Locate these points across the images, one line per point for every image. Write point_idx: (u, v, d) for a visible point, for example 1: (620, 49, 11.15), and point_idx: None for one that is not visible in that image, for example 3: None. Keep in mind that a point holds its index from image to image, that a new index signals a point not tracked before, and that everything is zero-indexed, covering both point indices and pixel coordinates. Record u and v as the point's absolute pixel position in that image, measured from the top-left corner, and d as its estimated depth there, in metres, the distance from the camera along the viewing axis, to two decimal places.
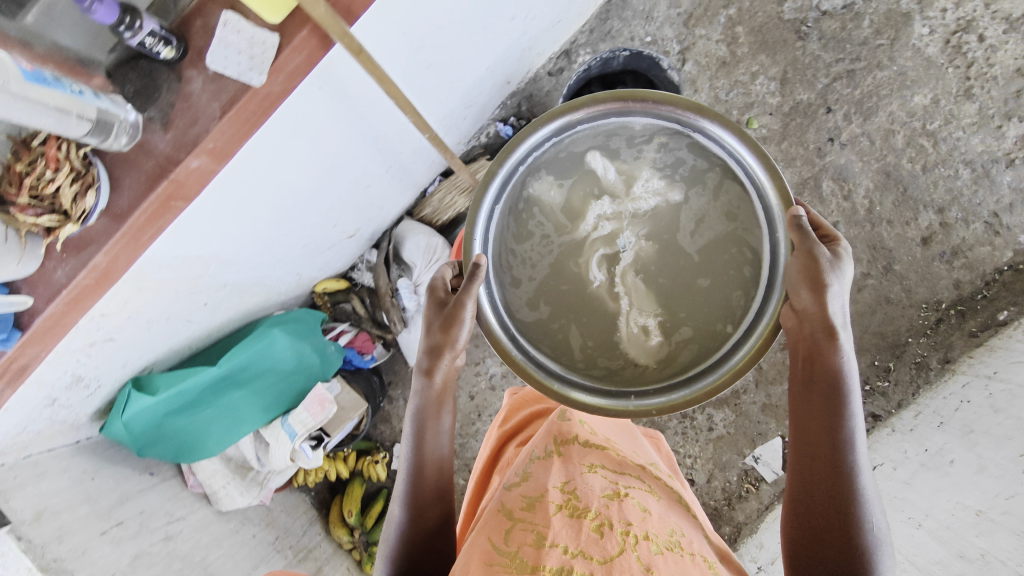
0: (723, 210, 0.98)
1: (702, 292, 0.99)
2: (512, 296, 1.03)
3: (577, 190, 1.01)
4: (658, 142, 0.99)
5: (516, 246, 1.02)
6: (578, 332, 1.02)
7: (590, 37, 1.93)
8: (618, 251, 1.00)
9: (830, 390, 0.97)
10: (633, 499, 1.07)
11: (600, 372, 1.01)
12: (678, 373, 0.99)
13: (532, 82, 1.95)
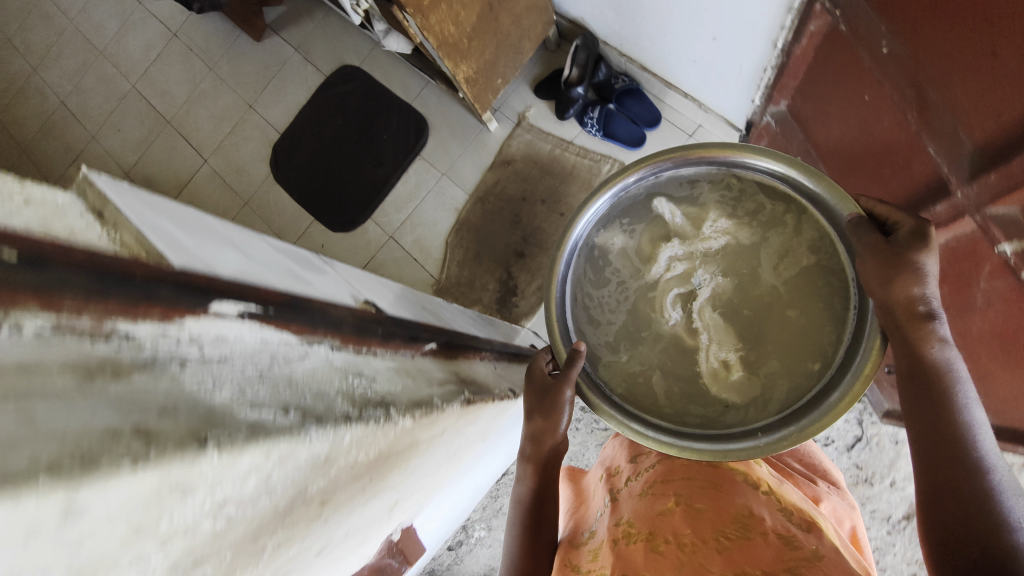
0: (808, 245, 0.88)
1: (778, 325, 0.87)
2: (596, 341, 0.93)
3: (648, 236, 0.95)
4: (733, 188, 0.93)
5: (598, 285, 0.96)
6: (662, 379, 0.89)
7: (484, 510, 1.79)
8: (692, 289, 0.90)
9: (913, 372, 0.71)
10: (692, 504, 0.84)
11: (695, 421, 0.86)
12: (763, 411, 0.84)
13: (431, 556, 1.79)
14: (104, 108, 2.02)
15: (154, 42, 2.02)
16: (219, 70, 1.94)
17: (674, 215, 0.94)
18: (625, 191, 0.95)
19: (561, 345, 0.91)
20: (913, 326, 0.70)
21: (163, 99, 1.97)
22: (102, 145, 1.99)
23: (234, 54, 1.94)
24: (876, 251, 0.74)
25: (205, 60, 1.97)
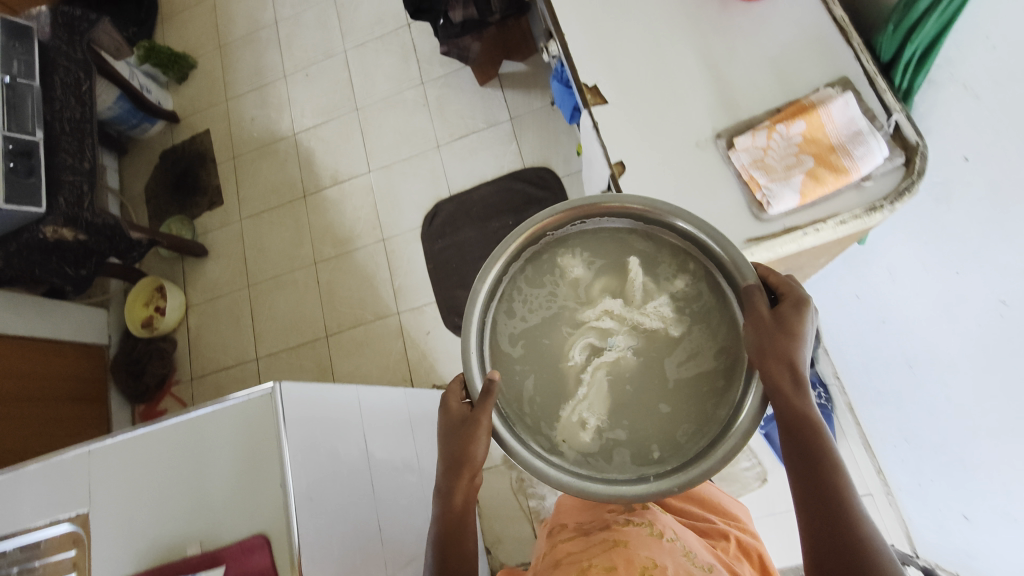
0: (724, 351, 0.53)
1: (649, 422, 0.52)
2: (490, 338, 0.55)
3: (604, 270, 0.57)
4: (687, 270, 0.56)
5: (517, 292, 0.57)
6: (534, 389, 0.54)
7: None
8: (605, 347, 0.54)
9: (786, 429, 0.48)
10: (604, 563, 0.58)
11: (546, 447, 0.52)
12: (615, 476, 0.50)
13: None
14: (309, 51, 1.72)
15: (388, 17, 1.67)
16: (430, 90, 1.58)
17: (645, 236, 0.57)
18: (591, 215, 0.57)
19: (473, 377, 0.53)
20: (781, 386, 0.48)
21: (363, 83, 1.64)
22: (287, 91, 1.71)
23: (456, 82, 1.56)
24: (757, 325, 0.49)
25: (421, 70, 1.59)
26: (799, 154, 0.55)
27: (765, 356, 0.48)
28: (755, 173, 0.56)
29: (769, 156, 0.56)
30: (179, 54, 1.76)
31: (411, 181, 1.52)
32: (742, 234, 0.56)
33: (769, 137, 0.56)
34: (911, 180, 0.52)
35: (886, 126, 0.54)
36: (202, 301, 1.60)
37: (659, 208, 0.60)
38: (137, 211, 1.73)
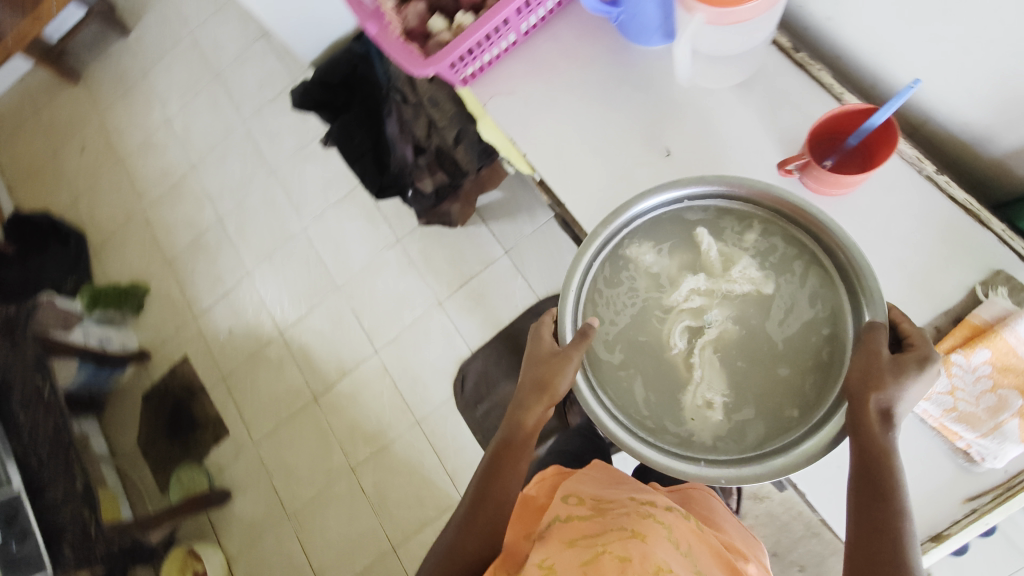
0: (813, 299, 0.53)
1: (764, 383, 0.52)
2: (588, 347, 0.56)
3: (678, 253, 0.56)
4: (765, 233, 0.55)
5: (604, 292, 0.57)
6: (647, 390, 0.54)
7: None
8: (705, 326, 0.54)
9: (859, 465, 0.44)
10: (618, 554, 0.50)
11: (675, 442, 0.52)
12: (751, 450, 0.51)
13: None
14: (265, 240, 1.59)
15: (337, 180, 1.55)
16: (410, 245, 1.46)
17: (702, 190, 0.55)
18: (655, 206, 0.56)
19: (567, 332, 0.55)
20: (868, 425, 0.43)
21: (337, 257, 1.51)
22: (257, 287, 1.58)
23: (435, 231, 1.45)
24: (868, 358, 0.44)
25: (393, 228, 1.48)
26: (996, 389, 0.46)
27: (871, 360, 0.44)
28: (954, 426, 0.46)
29: (960, 399, 0.46)
30: (127, 287, 1.63)
31: (425, 348, 1.41)
32: (959, 494, 0.47)
33: (949, 375, 0.47)
34: None
35: None
36: (242, 549, 1.43)
37: None
38: (137, 470, 1.56)
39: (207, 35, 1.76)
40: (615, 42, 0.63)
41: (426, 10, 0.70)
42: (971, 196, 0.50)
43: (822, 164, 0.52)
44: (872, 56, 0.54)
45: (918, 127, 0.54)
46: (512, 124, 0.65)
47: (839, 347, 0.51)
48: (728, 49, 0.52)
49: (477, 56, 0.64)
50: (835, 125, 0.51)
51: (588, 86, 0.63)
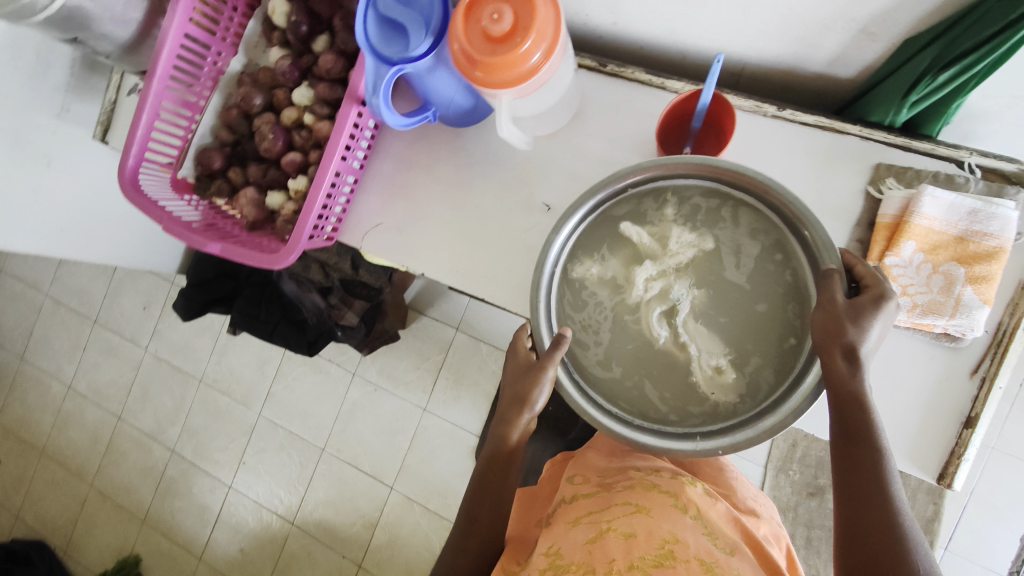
0: (756, 234, 0.48)
1: (755, 324, 0.48)
2: (583, 373, 0.51)
3: (618, 253, 0.51)
4: (683, 199, 0.50)
5: (576, 316, 0.52)
6: (659, 388, 0.49)
7: None
8: (675, 305, 0.49)
9: (836, 409, 0.44)
10: (622, 530, 0.52)
11: (702, 420, 0.47)
12: (768, 398, 0.46)
13: None
14: (228, 445, 1.50)
15: (266, 351, 1.48)
16: (368, 372, 1.40)
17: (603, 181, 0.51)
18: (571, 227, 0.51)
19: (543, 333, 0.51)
20: (834, 368, 0.42)
21: (306, 424, 1.43)
22: (246, 494, 1.47)
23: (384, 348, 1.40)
24: (824, 311, 0.42)
25: (343, 364, 1.42)
26: (938, 268, 0.47)
27: (828, 312, 0.42)
28: (924, 319, 0.47)
29: (914, 293, 0.47)
30: (120, 564, 1.50)
31: (436, 459, 1.34)
32: (963, 370, 0.48)
33: (894, 276, 0.48)
34: None
35: (972, 175, 0.47)
36: None
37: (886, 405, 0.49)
38: None
39: (65, 288, 1.66)
40: (447, 135, 0.63)
41: (259, 190, 0.67)
42: (820, 114, 0.51)
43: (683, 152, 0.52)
44: (666, 39, 0.56)
45: (740, 75, 0.57)
46: (397, 252, 0.65)
47: (800, 268, 0.47)
48: (545, 103, 0.52)
49: (329, 213, 0.62)
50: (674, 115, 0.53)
51: (446, 184, 0.63)
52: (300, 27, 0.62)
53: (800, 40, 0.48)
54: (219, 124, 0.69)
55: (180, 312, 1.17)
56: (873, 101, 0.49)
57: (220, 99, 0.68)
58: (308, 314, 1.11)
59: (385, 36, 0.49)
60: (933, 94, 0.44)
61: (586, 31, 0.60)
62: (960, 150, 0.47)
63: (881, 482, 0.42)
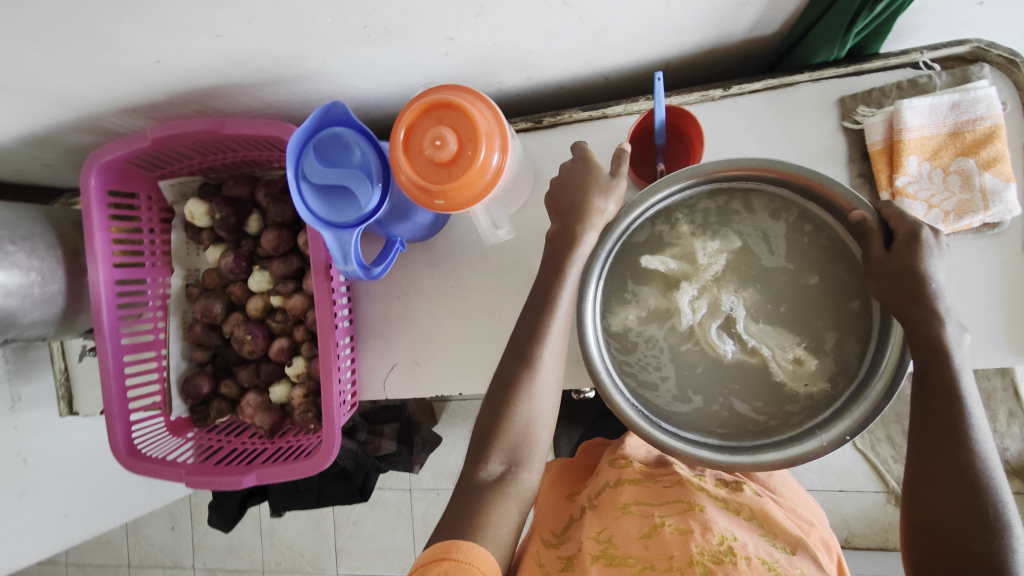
0: (778, 214, 0.46)
1: (811, 302, 0.46)
2: (664, 416, 0.46)
3: (651, 286, 0.48)
4: (691, 205, 0.47)
5: (630, 360, 0.48)
6: (747, 398, 0.46)
7: None
8: (730, 315, 0.47)
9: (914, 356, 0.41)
10: (677, 527, 0.48)
11: (804, 416, 0.44)
12: (863, 367, 0.44)
13: None
14: None
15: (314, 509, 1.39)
16: (424, 481, 1.32)
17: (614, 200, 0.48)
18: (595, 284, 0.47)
19: (620, 400, 0.43)
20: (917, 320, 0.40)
21: (388, 562, 1.34)
22: None
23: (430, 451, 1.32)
24: (881, 271, 0.41)
25: (396, 485, 1.34)
26: (949, 169, 0.46)
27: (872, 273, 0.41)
28: (962, 221, 0.46)
29: (940, 201, 0.46)
30: None
31: None
32: (1016, 248, 0.47)
33: (913, 195, 0.47)
34: (1018, 64, 0.45)
35: (933, 70, 0.47)
36: None
37: (960, 317, 0.48)
38: None
39: (84, 548, 1.53)
40: (418, 254, 0.60)
41: (260, 391, 0.62)
42: (766, 77, 0.50)
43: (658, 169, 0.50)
44: (585, 71, 0.54)
45: (667, 71, 0.56)
46: (425, 385, 0.60)
47: (835, 231, 0.45)
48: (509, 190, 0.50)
49: (343, 382, 0.57)
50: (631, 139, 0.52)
51: (441, 298, 0.60)
52: (229, 219, 0.58)
53: (719, 21, 0.47)
54: (189, 344, 0.63)
55: (217, 527, 1.07)
56: (813, 49, 0.48)
57: (178, 321, 0.63)
58: (345, 461, 1.04)
59: (330, 205, 0.45)
60: (873, 19, 0.44)
61: (503, 95, 0.58)
62: (912, 53, 0.47)
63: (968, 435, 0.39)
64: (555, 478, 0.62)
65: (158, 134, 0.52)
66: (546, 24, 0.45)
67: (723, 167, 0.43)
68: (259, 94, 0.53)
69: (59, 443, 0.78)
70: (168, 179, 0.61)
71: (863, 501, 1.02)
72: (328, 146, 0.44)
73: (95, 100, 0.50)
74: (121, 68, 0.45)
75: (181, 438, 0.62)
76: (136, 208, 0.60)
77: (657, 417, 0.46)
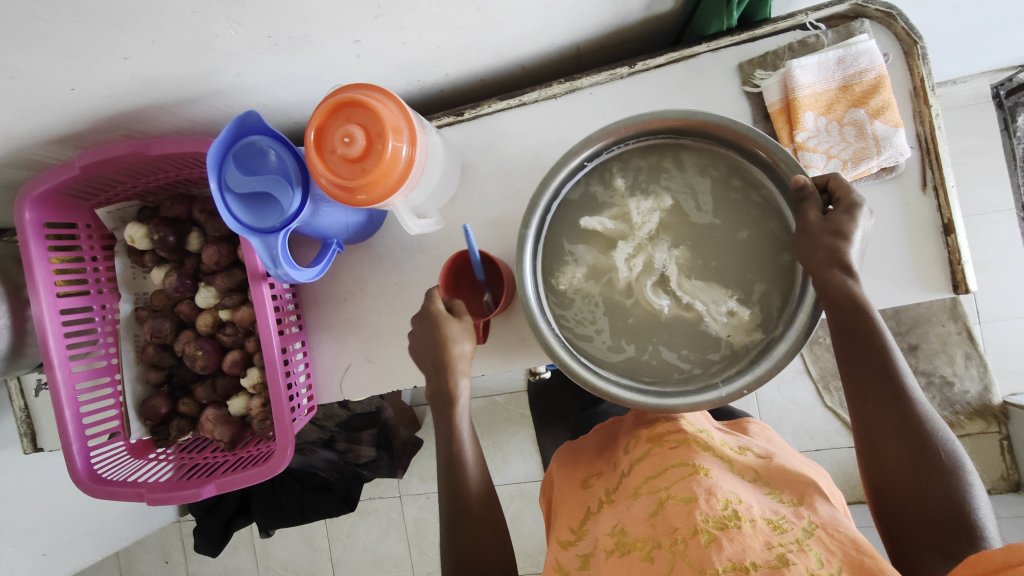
0: (709, 171, 0.47)
1: (740, 253, 0.47)
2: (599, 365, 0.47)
3: (588, 244, 0.49)
4: (627, 164, 0.49)
5: (567, 314, 0.49)
6: (677, 350, 0.46)
7: None
8: (663, 272, 0.47)
9: (836, 315, 0.44)
10: (680, 495, 0.47)
11: (726, 364, 0.45)
12: (784, 318, 0.45)
13: None
14: None
15: (307, 526, 1.38)
16: (412, 485, 1.32)
17: (468, 339, 0.54)
18: (533, 245, 0.48)
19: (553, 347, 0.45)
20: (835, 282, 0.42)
21: (386, 570, 1.34)
22: None
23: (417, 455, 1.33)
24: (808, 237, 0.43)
25: (386, 493, 1.34)
26: (843, 121, 0.49)
27: (805, 235, 0.43)
28: (859, 167, 0.49)
29: (835, 152, 0.49)
30: None
31: (523, 526, 1.22)
32: (915, 188, 0.49)
33: (813, 148, 0.50)
34: (894, 16, 0.48)
35: (819, 30, 0.50)
36: None
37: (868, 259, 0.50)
38: None
39: None
40: (359, 254, 0.62)
41: (218, 406, 0.63)
42: (668, 51, 0.53)
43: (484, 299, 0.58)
44: (500, 61, 0.56)
45: (579, 54, 0.58)
46: (380, 381, 0.62)
47: (761, 186, 0.46)
48: (431, 182, 0.52)
49: (296, 384, 0.58)
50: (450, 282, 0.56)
51: (387, 293, 0.61)
52: (167, 239, 0.59)
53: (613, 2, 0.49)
54: (144, 366, 0.64)
55: (205, 552, 1.07)
56: (705, 20, 0.50)
57: (131, 347, 0.63)
58: (327, 472, 1.05)
59: (255, 212, 0.47)
60: None
61: (426, 93, 0.60)
62: (797, 15, 0.50)
63: (898, 379, 0.43)
64: (566, 473, 0.63)
65: (86, 161, 0.53)
66: (446, 19, 0.47)
67: (649, 121, 0.45)
68: (183, 114, 0.54)
69: (29, 482, 0.78)
70: (105, 206, 0.62)
71: (838, 457, 1.05)
72: (245, 156, 0.46)
73: (19, 135, 0.51)
74: (36, 99, 0.46)
75: (144, 459, 0.62)
76: (77, 238, 0.60)
77: (592, 367, 0.47)
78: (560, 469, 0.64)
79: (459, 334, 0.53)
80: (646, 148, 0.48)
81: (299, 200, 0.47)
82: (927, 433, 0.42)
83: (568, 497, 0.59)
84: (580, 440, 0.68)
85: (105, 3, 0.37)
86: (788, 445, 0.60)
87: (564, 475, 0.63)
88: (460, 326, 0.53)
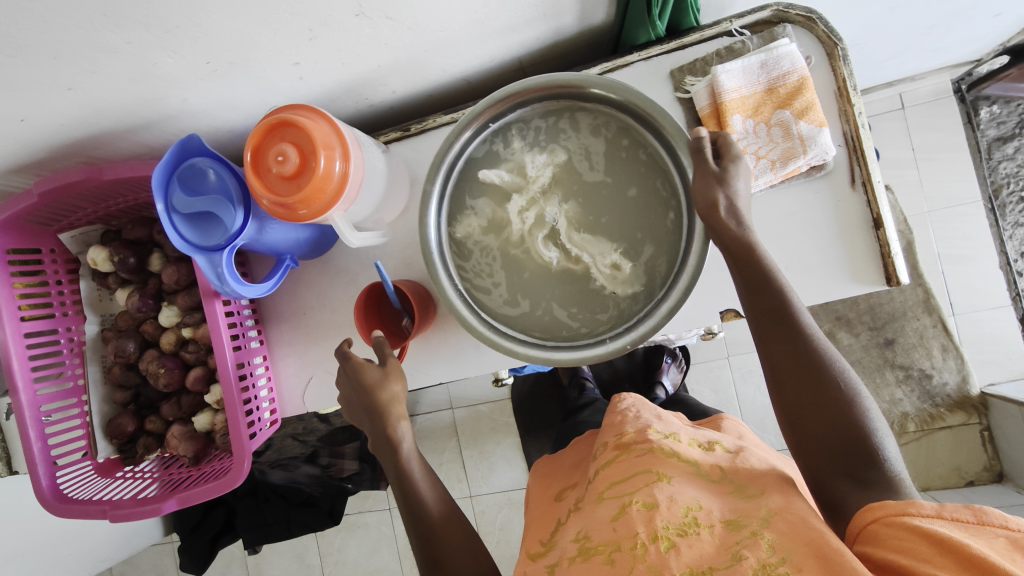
0: (602, 133, 0.50)
1: (628, 211, 0.50)
2: (495, 316, 0.50)
3: (487, 199, 0.51)
4: (527, 122, 0.51)
5: (467, 266, 0.51)
6: (565, 306, 0.49)
7: None
8: (554, 226, 0.50)
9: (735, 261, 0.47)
10: (641, 501, 0.48)
11: (611, 324, 0.48)
12: (666, 278, 0.48)
13: None
14: None
15: (299, 543, 1.38)
16: None
17: (397, 380, 0.55)
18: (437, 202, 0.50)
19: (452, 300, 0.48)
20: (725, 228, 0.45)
21: None
22: None
23: None
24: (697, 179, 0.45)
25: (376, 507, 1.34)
26: (770, 122, 0.50)
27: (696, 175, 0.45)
28: (788, 167, 0.50)
29: (765, 153, 0.50)
30: None
31: (511, 534, 1.22)
32: (845, 185, 0.51)
33: (744, 150, 0.51)
34: (815, 20, 0.50)
35: (744, 36, 0.51)
36: None
37: (805, 256, 0.52)
38: None
39: None
40: (317, 269, 0.63)
41: (184, 422, 0.64)
42: (602, 62, 0.54)
43: (404, 323, 0.60)
44: (443, 76, 0.58)
45: (520, 67, 0.59)
46: None
47: (648, 146, 0.49)
48: (373, 197, 0.53)
49: (256, 398, 0.60)
50: (370, 316, 0.58)
51: (345, 307, 0.63)
52: (127, 261, 0.61)
53: (543, 18, 0.51)
54: (111, 387, 0.65)
55: (192, 571, 1.08)
56: (633, 31, 0.52)
57: (98, 367, 0.65)
58: (311, 488, 1.06)
59: (199, 230, 0.48)
60: None
61: (376, 110, 0.61)
62: (722, 23, 0.51)
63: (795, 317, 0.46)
64: (542, 493, 0.63)
65: (44, 188, 0.54)
66: (380, 39, 0.49)
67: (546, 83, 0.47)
68: (137, 139, 0.56)
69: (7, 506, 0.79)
70: (68, 231, 0.63)
71: None
72: (188, 180, 0.47)
73: None
74: None
75: (111, 477, 0.63)
76: (42, 263, 0.62)
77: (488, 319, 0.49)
78: (536, 489, 0.65)
79: (383, 378, 0.55)
80: (546, 109, 0.50)
81: (241, 218, 0.49)
82: (826, 362, 0.45)
83: (544, 509, 0.60)
84: (559, 457, 0.69)
85: (40, 38, 0.39)
86: (760, 440, 0.60)
87: (539, 494, 0.64)
88: (382, 372, 0.55)
